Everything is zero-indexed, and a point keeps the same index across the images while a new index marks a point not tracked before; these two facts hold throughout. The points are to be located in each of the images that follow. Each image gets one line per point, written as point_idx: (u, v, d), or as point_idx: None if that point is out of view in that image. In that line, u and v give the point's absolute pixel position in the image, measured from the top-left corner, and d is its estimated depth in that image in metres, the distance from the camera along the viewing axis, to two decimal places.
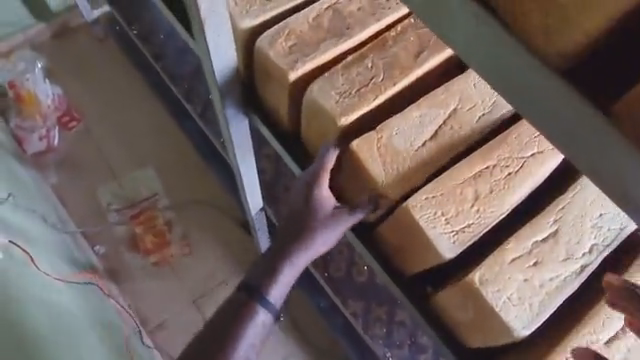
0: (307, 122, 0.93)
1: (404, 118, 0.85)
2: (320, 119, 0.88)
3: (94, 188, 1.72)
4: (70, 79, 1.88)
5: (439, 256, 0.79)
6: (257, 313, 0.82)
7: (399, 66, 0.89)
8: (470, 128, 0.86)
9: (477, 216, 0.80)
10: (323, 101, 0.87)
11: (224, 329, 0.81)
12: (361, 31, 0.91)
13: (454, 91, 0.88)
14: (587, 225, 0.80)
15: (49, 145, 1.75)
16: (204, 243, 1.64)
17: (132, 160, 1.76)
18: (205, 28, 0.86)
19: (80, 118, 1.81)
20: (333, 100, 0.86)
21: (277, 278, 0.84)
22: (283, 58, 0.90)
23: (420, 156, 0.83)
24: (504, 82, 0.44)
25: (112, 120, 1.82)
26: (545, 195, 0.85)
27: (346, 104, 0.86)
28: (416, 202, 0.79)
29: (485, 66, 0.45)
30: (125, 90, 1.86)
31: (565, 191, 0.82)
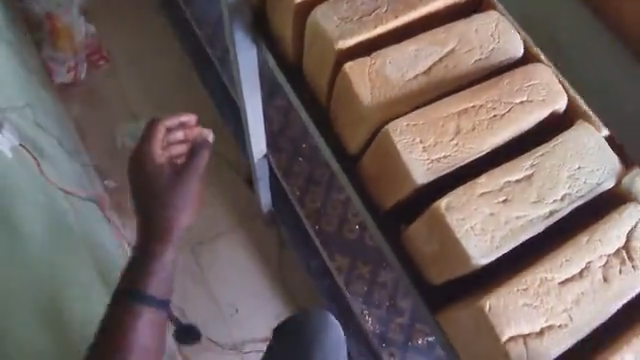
0: (308, 47, 0.95)
1: (400, 49, 0.87)
2: (320, 43, 0.91)
3: (114, 128, 1.79)
4: (101, 16, 1.91)
5: (411, 182, 0.80)
6: (139, 316, 0.86)
7: (404, 2, 0.90)
8: (465, 69, 0.87)
9: (455, 149, 0.81)
10: (324, 24, 0.89)
11: (103, 330, 0.84)
12: None
13: (454, 32, 0.88)
14: (563, 174, 0.80)
15: (75, 77, 1.81)
16: (208, 190, 1.70)
17: (152, 103, 1.81)
18: None
19: (109, 57, 1.86)
20: (334, 24, 0.88)
21: (158, 273, 0.90)
22: None
23: (409, 86, 0.85)
24: None
25: (137, 62, 1.86)
26: (526, 144, 0.86)
27: (346, 29, 0.88)
28: (397, 127, 0.81)
29: None
30: (150, 33, 1.90)
31: (548, 141, 0.82)
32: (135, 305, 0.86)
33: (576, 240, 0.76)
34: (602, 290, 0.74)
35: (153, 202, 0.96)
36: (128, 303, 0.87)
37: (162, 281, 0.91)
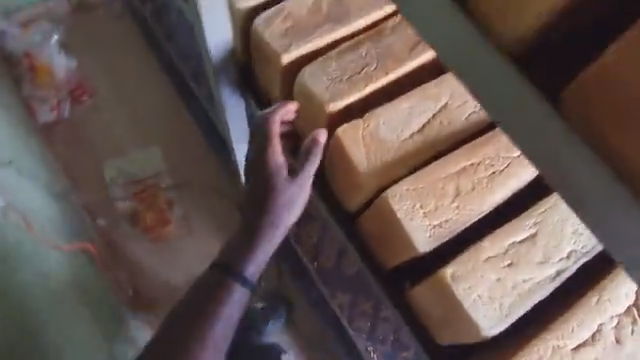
0: (298, 106, 0.92)
1: (393, 107, 0.84)
2: (310, 104, 0.88)
3: (99, 163, 1.60)
4: (82, 49, 1.77)
5: (414, 250, 0.78)
6: (233, 293, 0.78)
7: (393, 56, 0.88)
8: (459, 124, 0.85)
9: (456, 212, 0.79)
10: (313, 85, 0.86)
11: (195, 318, 0.76)
12: (359, 19, 0.90)
13: (447, 85, 0.86)
14: (567, 230, 0.78)
15: (58, 116, 1.65)
16: (205, 227, 1.51)
17: (140, 136, 1.63)
18: None
19: (93, 91, 1.70)
20: (324, 85, 0.86)
21: (254, 254, 0.80)
22: (278, 40, 0.90)
23: (405, 148, 0.83)
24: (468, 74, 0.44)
25: (121, 95, 1.70)
26: (526, 198, 0.84)
27: (336, 91, 0.86)
28: (395, 193, 0.79)
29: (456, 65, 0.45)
30: (133, 63, 1.75)
31: (549, 195, 0.80)
32: (228, 282, 0.78)
33: (586, 300, 0.74)
34: (613, 351, 0.73)
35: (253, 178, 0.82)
36: (223, 278, 0.79)
37: (259, 264, 0.81)
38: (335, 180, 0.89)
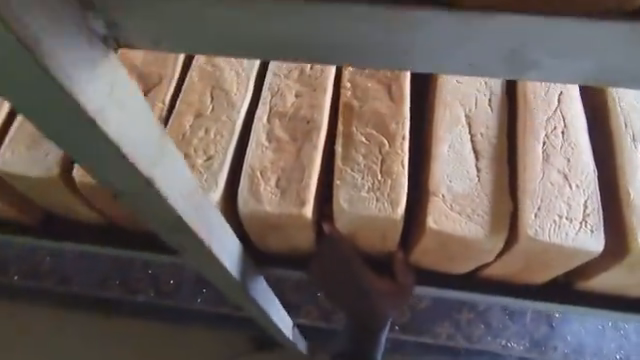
0: (353, 234, 0.77)
1: (440, 161, 0.74)
2: (369, 228, 0.76)
3: None
4: None
5: (591, 256, 0.70)
6: None
7: (387, 118, 0.77)
8: (494, 118, 0.77)
9: (582, 190, 0.72)
10: (363, 211, 0.73)
11: None
12: (322, 114, 0.78)
13: (448, 101, 0.77)
14: None
15: None
16: None
17: None
18: (196, 228, 0.53)
19: None
20: (372, 201, 0.73)
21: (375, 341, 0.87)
22: (282, 203, 0.74)
23: (486, 181, 0.73)
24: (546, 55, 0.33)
25: None
26: (591, 122, 0.78)
27: (386, 198, 0.73)
28: (533, 227, 0.70)
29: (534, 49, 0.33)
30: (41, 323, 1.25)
31: (611, 106, 0.75)
32: None
33: None
34: None
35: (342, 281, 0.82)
36: None
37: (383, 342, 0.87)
38: (442, 260, 0.80)
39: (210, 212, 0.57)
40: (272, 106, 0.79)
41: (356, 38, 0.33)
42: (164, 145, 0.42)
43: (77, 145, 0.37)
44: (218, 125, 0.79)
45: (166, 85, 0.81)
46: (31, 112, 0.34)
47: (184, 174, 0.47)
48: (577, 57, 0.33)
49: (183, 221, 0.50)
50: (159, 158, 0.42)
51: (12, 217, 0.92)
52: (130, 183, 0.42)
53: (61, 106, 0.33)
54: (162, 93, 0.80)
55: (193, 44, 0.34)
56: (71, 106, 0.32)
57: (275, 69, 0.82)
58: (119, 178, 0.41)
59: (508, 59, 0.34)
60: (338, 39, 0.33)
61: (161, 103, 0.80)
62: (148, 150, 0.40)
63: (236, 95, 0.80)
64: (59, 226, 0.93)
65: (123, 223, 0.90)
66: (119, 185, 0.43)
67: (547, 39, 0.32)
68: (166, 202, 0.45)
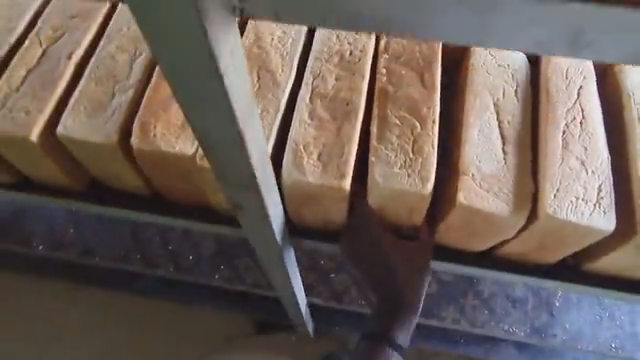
0: (383, 207, 0.85)
1: (470, 144, 0.80)
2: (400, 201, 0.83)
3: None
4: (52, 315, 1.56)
5: (603, 234, 0.77)
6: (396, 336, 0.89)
7: (420, 104, 0.83)
8: (519, 107, 0.84)
9: (597, 175, 0.79)
10: (396, 185, 0.79)
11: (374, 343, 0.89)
12: (360, 97, 0.85)
13: (478, 89, 0.84)
14: None
15: None
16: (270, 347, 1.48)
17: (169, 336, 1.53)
18: (261, 188, 0.59)
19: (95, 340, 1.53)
20: (403, 177, 0.80)
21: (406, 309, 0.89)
22: (322, 175, 0.81)
23: (512, 163, 0.80)
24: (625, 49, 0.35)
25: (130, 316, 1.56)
26: (607, 116, 0.85)
27: (417, 174, 0.80)
28: (553, 206, 0.77)
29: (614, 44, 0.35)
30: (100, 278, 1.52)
31: (627, 101, 0.82)
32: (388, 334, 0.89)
33: None
34: None
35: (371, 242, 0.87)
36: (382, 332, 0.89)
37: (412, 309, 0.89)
38: (462, 237, 0.87)
39: (271, 179, 0.63)
40: (314, 87, 0.86)
41: (435, 17, 0.36)
42: (253, 107, 0.48)
43: (195, 100, 0.42)
44: (264, 102, 0.85)
45: None
46: (165, 67, 0.39)
47: (259, 135, 0.53)
48: None
49: (255, 178, 0.55)
50: (250, 119, 0.48)
51: (61, 183, 0.97)
52: (222, 136, 0.47)
53: (199, 64, 0.37)
54: None
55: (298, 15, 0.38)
56: (209, 65, 0.37)
57: (316, 53, 0.88)
58: (216, 130, 0.47)
59: (574, 41, 0.35)
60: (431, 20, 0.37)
61: None
62: (245, 107, 0.45)
63: (281, 76, 0.87)
64: (105, 193, 0.99)
65: (167, 193, 0.96)
66: (212, 138, 0.48)
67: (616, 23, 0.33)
68: (247, 157, 0.51)
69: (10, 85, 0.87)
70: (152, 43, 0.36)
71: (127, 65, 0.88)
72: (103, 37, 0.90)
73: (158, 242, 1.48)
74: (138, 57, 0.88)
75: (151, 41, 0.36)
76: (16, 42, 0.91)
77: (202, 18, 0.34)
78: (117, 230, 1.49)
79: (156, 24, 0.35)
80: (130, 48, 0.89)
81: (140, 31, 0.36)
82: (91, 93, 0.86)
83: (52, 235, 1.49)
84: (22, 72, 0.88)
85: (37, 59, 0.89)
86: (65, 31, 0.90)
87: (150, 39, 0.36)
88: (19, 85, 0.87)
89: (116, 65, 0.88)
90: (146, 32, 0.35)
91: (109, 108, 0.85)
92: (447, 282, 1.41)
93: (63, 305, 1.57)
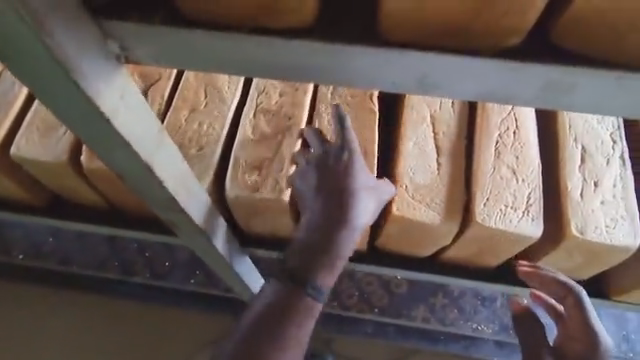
0: None
1: (406, 155, 0.85)
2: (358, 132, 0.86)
3: None
4: (33, 320, 1.61)
5: (531, 240, 0.80)
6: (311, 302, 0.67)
7: (365, 103, 0.86)
8: (456, 119, 0.87)
9: (527, 183, 0.82)
10: None
11: (282, 316, 0.67)
12: (302, 111, 0.88)
13: (416, 102, 0.87)
14: (594, 125, 0.84)
15: None
16: None
17: (146, 340, 1.58)
18: (188, 209, 0.63)
19: (76, 344, 1.58)
20: None
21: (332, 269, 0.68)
22: (265, 188, 0.84)
23: (445, 174, 0.84)
24: (462, 85, 0.41)
25: (109, 321, 1.60)
26: (542, 124, 0.87)
27: None
28: (482, 214, 0.80)
29: (451, 81, 0.41)
30: (79, 284, 1.57)
31: (558, 111, 0.85)
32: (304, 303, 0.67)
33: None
34: None
35: (333, 184, 0.68)
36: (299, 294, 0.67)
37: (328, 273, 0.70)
38: (405, 245, 0.91)
39: (201, 198, 0.67)
40: (258, 104, 0.89)
41: (296, 58, 0.41)
42: (162, 138, 0.52)
43: (98, 141, 0.46)
44: (210, 119, 0.89)
45: (162, 83, 0.90)
46: (63, 118, 0.42)
47: (177, 160, 0.57)
48: (481, 85, 0.41)
49: (175, 200, 0.59)
50: (159, 150, 0.52)
51: (23, 199, 1.01)
52: (132, 169, 0.51)
53: (88, 114, 0.41)
54: (160, 90, 0.90)
55: (180, 63, 0.42)
56: (98, 115, 0.41)
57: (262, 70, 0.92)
58: (126, 165, 0.50)
59: (420, 83, 0.41)
60: (292, 63, 0.42)
61: (160, 98, 0.89)
62: (150, 141, 0.49)
63: (227, 94, 0.90)
64: (67, 207, 1.03)
65: (125, 208, 1.00)
66: (123, 169, 0.52)
67: (447, 67, 0.40)
68: (160, 183, 0.54)
69: None
70: (41, 99, 0.40)
71: None
72: None
73: (133, 249, 1.52)
74: None
75: (44, 99, 0.40)
76: None
77: (78, 79, 0.37)
78: (93, 238, 1.53)
79: (42, 86, 0.38)
80: None
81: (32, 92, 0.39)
82: (44, 114, 0.89)
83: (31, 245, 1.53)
84: None
85: None
86: None
87: (41, 97, 0.40)
88: None
89: None
90: (36, 92, 0.39)
91: (61, 129, 0.88)
92: (418, 283, 1.49)
93: (42, 312, 1.61)
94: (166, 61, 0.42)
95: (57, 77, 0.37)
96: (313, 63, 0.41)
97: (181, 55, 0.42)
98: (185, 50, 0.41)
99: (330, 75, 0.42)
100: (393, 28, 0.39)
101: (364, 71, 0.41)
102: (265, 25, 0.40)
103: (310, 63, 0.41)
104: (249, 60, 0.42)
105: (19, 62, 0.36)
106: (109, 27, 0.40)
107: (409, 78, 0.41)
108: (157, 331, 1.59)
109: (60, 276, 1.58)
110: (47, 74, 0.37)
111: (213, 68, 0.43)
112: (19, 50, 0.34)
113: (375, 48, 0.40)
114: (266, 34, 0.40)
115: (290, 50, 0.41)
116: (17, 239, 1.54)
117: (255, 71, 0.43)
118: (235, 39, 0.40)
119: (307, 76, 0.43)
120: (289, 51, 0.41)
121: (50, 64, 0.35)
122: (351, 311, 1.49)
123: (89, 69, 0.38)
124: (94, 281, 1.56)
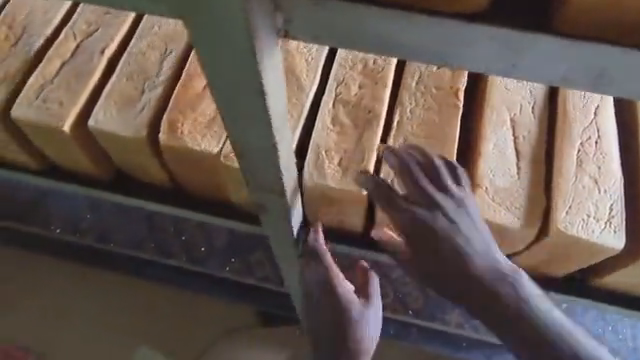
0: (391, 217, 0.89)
1: (486, 157, 0.84)
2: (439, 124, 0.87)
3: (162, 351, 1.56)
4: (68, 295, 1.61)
5: (611, 251, 0.80)
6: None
7: (448, 98, 0.88)
8: (536, 124, 0.87)
9: (609, 195, 0.81)
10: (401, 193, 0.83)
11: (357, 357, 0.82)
12: (382, 105, 0.87)
13: (497, 104, 0.87)
14: None
15: None
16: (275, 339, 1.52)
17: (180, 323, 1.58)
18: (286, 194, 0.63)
19: (109, 323, 1.59)
20: None
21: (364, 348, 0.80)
22: (343, 179, 0.84)
23: (526, 179, 0.83)
24: (628, 82, 0.47)
25: (143, 302, 1.60)
26: (623, 136, 0.86)
27: None
28: (564, 222, 0.79)
29: (619, 77, 0.47)
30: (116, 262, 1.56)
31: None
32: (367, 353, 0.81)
33: None
34: None
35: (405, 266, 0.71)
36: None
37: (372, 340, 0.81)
38: None
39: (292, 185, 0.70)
40: (337, 94, 0.88)
41: (476, 47, 0.47)
42: (283, 118, 0.56)
43: (237, 107, 0.52)
44: (288, 105, 0.88)
45: None
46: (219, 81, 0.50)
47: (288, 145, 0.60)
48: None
49: (280, 180, 0.61)
50: (281, 126, 0.56)
51: (90, 173, 1.01)
52: (256, 143, 0.55)
53: (246, 72, 0.48)
54: None
55: (333, 39, 0.49)
56: (255, 73, 0.48)
57: (341, 59, 0.91)
58: (250, 138, 0.55)
59: (588, 77, 0.47)
60: (472, 51, 0.48)
61: None
62: (278, 115, 0.54)
63: (306, 81, 0.89)
64: (130, 184, 1.03)
65: (188, 188, 1.00)
66: (246, 141, 0.55)
67: (617, 62, 0.46)
68: (275, 155, 0.55)
69: (44, 76, 0.90)
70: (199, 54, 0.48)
71: (158, 63, 0.92)
72: (137, 32, 0.94)
73: (171, 232, 1.48)
74: (168, 56, 0.92)
75: (211, 60, 0.48)
76: (51, 34, 0.94)
77: (251, 31, 0.45)
78: (131, 218, 1.51)
79: (214, 43, 0.47)
80: (159, 45, 0.93)
81: (204, 52, 0.48)
82: (122, 88, 0.89)
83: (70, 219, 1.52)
84: (56, 64, 0.91)
85: (71, 52, 0.92)
86: (100, 26, 0.94)
87: (212, 56, 0.48)
88: (53, 75, 0.90)
89: (148, 62, 0.92)
90: (208, 49, 0.47)
91: (139, 104, 0.89)
92: None
93: (78, 288, 1.62)
94: (321, 37, 0.49)
95: (235, 26, 0.45)
96: (489, 53, 0.48)
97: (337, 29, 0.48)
98: (344, 26, 0.47)
99: (491, 65, 0.48)
100: (575, 22, 0.46)
101: (535, 65, 0.48)
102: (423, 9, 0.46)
103: (489, 53, 0.48)
104: (432, 41, 0.48)
105: (208, 14, 0.45)
106: (284, 3, 0.47)
107: (576, 72, 0.47)
108: (191, 315, 1.59)
109: (96, 252, 1.57)
110: (224, 23, 0.45)
111: (391, 50, 0.49)
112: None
113: (551, 39, 0.46)
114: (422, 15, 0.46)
115: (469, 37, 0.47)
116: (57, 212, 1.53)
117: (432, 54, 0.49)
118: (429, 21, 0.47)
119: (481, 65, 0.49)
120: (467, 39, 0.47)
121: (232, 9, 0.44)
122: (385, 311, 1.47)
123: (260, 27, 0.46)
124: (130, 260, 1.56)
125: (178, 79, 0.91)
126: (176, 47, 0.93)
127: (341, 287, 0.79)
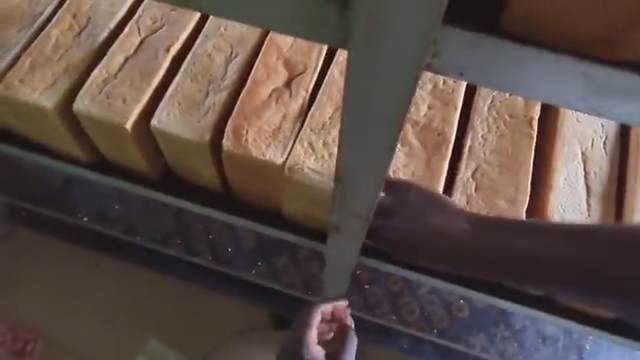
0: None
1: (556, 191, 0.83)
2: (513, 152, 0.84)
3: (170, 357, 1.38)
4: (74, 289, 1.44)
5: None
6: None
7: (522, 127, 0.85)
8: (607, 161, 0.84)
9: None
10: None
11: None
12: (453, 128, 0.85)
13: (568, 137, 0.85)
14: None
15: None
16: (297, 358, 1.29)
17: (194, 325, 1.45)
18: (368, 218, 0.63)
19: (116, 323, 1.41)
20: (499, 201, 0.83)
21: None
22: None
23: (597, 217, 0.82)
24: None
25: (155, 303, 1.43)
26: None
27: (510, 204, 0.82)
28: None
29: None
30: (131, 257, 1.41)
31: None
32: None
33: None
34: None
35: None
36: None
37: None
38: None
39: None
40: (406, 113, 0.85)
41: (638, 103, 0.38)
42: None
43: (362, 140, 0.48)
44: None
45: (307, 77, 0.88)
46: (352, 113, 0.45)
47: None
48: None
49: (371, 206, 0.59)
50: None
51: (139, 169, 0.99)
52: (366, 172, 0.52)
53: (389, 109, 0.44)
54: (307, 82, 0.87)
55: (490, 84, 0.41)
56: (397, 113, 0.44)
57: None
58: (362, 168, 0.52)
59: None
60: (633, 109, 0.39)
61: (304, 92, 0.87)
62: None
63: None
64: (176, 183, 1.01)
65: (240, 194, 0.99)
66: (350, 169, 0.53)
67: None
68: (376, 179, 0.53)
69: (108, 70, 0.88)
70: (349, 90, 0.43)
71: (223, 65, 0.89)
72: (202, 31, 0.91)
73: (199, 230, 1.26)
74: (234, 58, 0.89)
75: (352, 92, 0.43)
76: (115, 27, 0.92)
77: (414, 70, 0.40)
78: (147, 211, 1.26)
79: (363, 77, 0.42)
80: (225, 47, 0.90)
81: (345, 82, 0.43)
82: (186, 88, 0.87)
83: (82, 205, 1.31)
84: (120, 59, 0.89)
85: (135, 47, 0.90)
86: (165, 23, 0.91)
87: (355, 86, 0.43)
88: (117, 71, 0.89)
89: (213, 63, 0.89)
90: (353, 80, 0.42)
91: (203, 107, 0.87)
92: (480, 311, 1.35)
93: (84, 283, 1.44)
94: (476, 80, 0.41)
95: (397, 64, 0.40)
96: None
97: (500, 74, 0.40)
98: (510, 72, 0.39)
99: None
100: None
101: None
102: (601, 56, 0.37)
103: None
104: (595, 93, 0.38)
105: (365, 46, 0.39)
106: (442, 37, 0.39)
107: None
108: None
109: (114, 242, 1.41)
110: (387, 65, 0.40)
111: (541, 98, 0.40)
112: (381, 29, 0.38)
113: None
114: (602, 65, 0.37)
115: (628, 89, 0.37)
116: (68, 199, 1.32)
117: (583, 106, 0.40)
118: (598, 70, 0.37)
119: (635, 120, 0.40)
120: (625, 91, 0.38)
121: (404, 58, 0.39)
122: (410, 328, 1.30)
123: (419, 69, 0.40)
124: (145, 255, 1.40)
125: (243, 83, 0.89)
126: (241, 51, 0.90)
127: (306, 350, 0.75)
